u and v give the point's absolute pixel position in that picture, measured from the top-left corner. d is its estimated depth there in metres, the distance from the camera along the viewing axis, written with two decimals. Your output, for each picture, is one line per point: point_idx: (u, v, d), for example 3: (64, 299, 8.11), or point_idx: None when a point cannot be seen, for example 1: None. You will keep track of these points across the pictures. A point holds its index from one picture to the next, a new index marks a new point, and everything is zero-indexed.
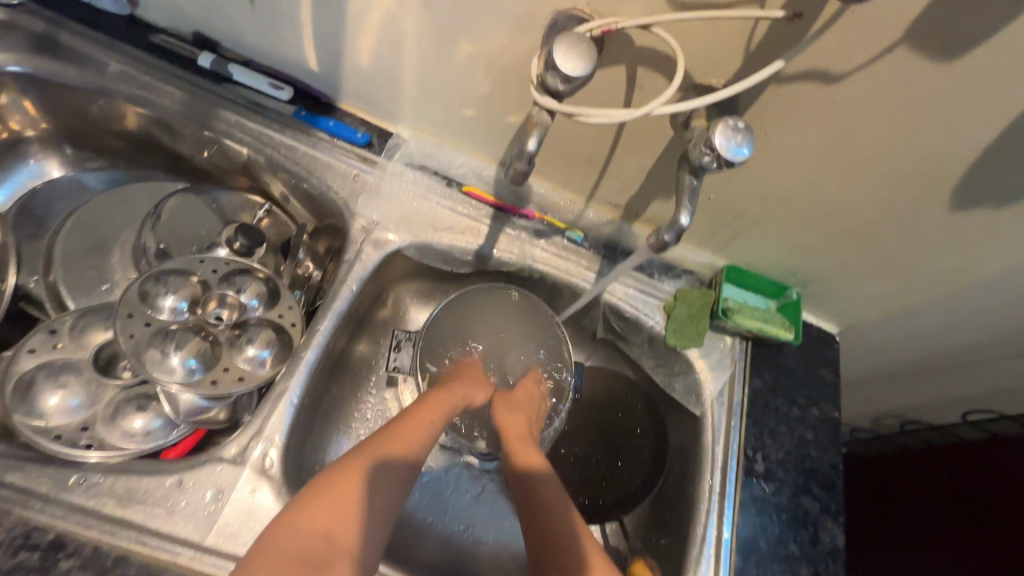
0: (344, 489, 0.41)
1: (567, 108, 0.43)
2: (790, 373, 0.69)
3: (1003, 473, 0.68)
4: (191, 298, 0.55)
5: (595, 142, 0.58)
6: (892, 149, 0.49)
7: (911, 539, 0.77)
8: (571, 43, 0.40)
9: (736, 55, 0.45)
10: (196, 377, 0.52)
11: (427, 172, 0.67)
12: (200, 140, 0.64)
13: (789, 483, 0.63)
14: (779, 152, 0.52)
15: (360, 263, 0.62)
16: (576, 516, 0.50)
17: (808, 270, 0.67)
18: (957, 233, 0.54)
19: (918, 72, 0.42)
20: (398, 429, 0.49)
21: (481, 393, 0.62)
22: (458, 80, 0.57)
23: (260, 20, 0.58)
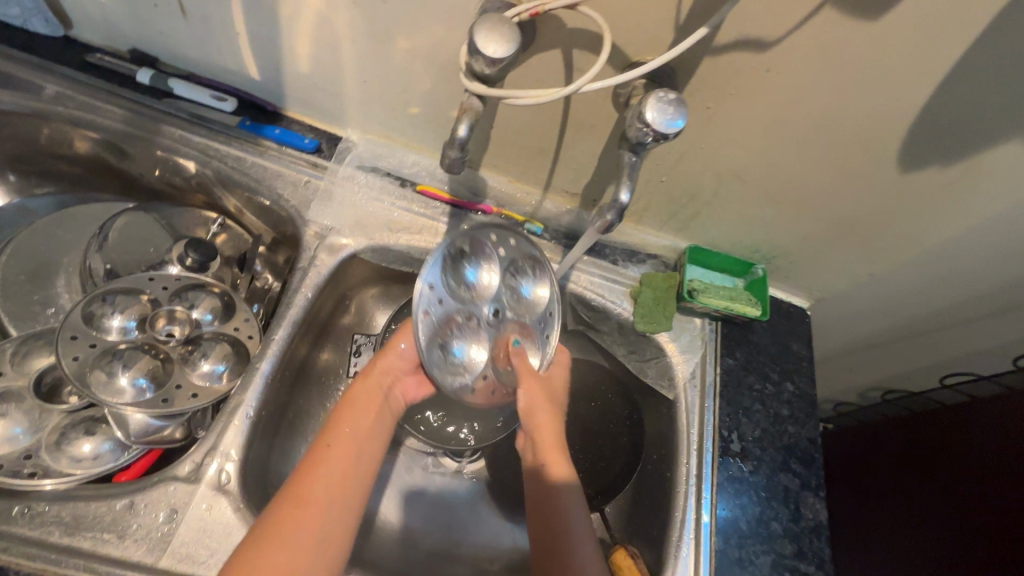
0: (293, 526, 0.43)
1: (496, 92, 0.42)
2: (762, 350, 0.69)
3: (1000, 432, 0.68)
4: (139, 317, 0.54)
5: (543, 132, 0.57)
6: (835, 113, 0.48)
7: (912, 510, 0.76)
8: (491, 25, 0.39)
9: (667, 29, 0.44)
10: (146, 396, 0.51)
11: (379, 173, 0.66)
12: (145, 158, 0.63)
13: (767, 461, 0.62)
14: (724, 126, 0.51)
15: (315, 269, 0.61)
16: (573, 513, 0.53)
17: (771, 246, 0.66)
18: (910, 194, 0.54)
19: (848, 32, 0.42)
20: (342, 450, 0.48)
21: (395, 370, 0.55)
22: (400, 76, 0.56)
23: (193, 31, 0.57)
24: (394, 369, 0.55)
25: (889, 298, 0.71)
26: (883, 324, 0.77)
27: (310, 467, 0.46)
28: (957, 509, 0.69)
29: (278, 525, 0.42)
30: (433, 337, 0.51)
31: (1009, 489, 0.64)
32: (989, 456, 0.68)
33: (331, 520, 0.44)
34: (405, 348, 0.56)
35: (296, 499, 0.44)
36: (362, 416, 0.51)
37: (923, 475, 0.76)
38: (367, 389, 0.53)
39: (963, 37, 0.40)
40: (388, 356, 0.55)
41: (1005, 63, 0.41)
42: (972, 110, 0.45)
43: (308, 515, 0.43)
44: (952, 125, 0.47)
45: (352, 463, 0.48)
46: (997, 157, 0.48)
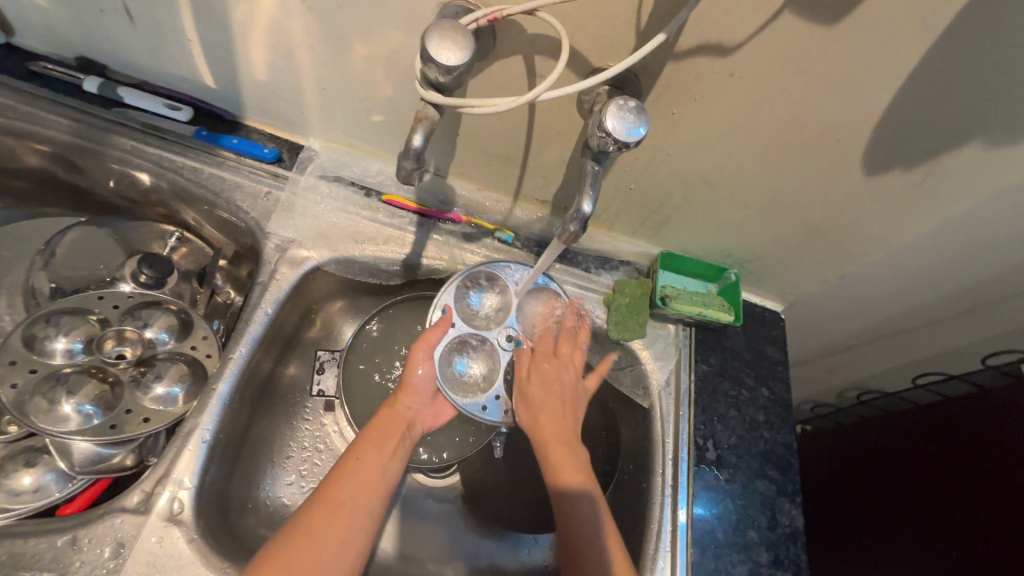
0: (321, 521, 0.45)
1: (452, 101, 0.41)
2: (737, 355, 0.68)
3: (973, 432, 0.68)
4: (87, 339, 0.52)
5: (509, 138, 0.56)
6: (799, 118, 0.48)
7: (886, 510, 0.76)
8: (444, 32, 0.38)
9: (628, 35, 0.43)
10: (94, 422, 0.48)
11: (343, 183, 0.64)
12: (95, 171, 0.60)
13: (743, 468, 0.62)
14: (690, 131, 0.51)
15: (276, 283, 0.58)
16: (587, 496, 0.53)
17: (743, 250, 0.66)
18: (877, 198, 0.54)
19: (809, 37, 0.41)
20: (370, 462, 0.50)
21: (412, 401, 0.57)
22: (360, 84, 0.54)
23: (142, 38, 0.54)
24: (415, 402, 0.57)
25: (861, 300, 0.72)
26: (856, 325, 0.77)
27: (340, 474, 0.49)
28: (931, 510, 0.70)
29: (307, 524, 0.44)
30: (445, 356, 0.58)
31: (986, 493, 0.64)
32: (964, 458, 0.68)
33: (355, 525, 0.46)
34: (422, 381, 0.57)
35: (325, 504, 0.46)
36: (386, 437, 0.53)
37: (896, 476, 0.77)
38: (391, 415, 0.55)
39: (921, 41, 0.40)
40: (410, 390, 0.56)
41: (961, 67, 0.41)
42: (931, 114, 0.45)
43: (334, 519, 0.46)
44: (913, 128, 0.47)
45: (380, 474, 0.50)
46: (960, 161, 0.49)
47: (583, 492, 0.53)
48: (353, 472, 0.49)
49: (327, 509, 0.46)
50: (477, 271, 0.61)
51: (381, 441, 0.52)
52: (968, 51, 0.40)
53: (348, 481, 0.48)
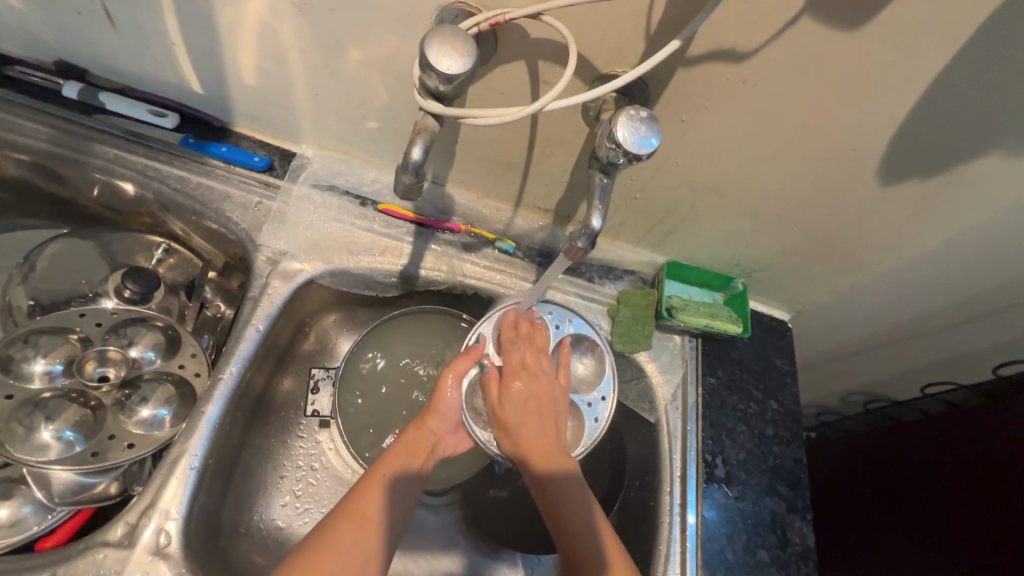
0: (343, 535, 0.44)
1: (453, 111, 0.39)
2: (745, 367, 0.66)
3: (983, 443, 0.67)
4: (67, 359, 0.50)
5: (511, 147, 0.54)
6: (814, 127, 0.46)
7: (896, 522, 0.75)
8: (445, 38, 0.36)
9: (637, 40, 0.41)
10: (76, 450, 0.47)
11: (338, 192, 0.61)
12: (78, 182, 0.57)
13: (752, 485, 0.60)
14: (699, 139, 0.49)
15: (267, 298, 0.56)
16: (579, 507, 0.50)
17: (751, 260, 0.64)
18: (892, 207, 0.53)
19: (827, 43, 0.39)
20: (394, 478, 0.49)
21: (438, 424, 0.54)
22: (354, 89, 0.52)
23: (124, 42, 0.52)
24: (442, 427, 0.54)
25: (870, 308, 0.70)
26: (864, 333, 0.76)
27: (364, 486, 0.47)
28: (941, 522, 0.69)
29: (329, 538, 0.43)
30: (473, 388, 0.55)
31: (1000, 507, 0.63)
32: (974, 470, 0.67)
33: (377, 544, 0.45)
34: (450, 406, 0.54)
35: (349, 518, 0.45)
36: (411, 453, 0.51)
37: (904, 488, 0.75)
38: (418, 436, 0.53)
39: (945, 48, 0.38)
40: (439, 414, 0.54)
41: (987, 74, 0.39)
42: (953, 123, 0.43)
43: (358, 536, 0.44)
44: (932, 137, 0.45)
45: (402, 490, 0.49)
46: (980, 170, 0.47)
47: (572, 501, 0.50)
48: (374, 483, 0.48)
49: (352, 523, 0.44)
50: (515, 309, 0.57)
51: (404, 458, 0.51)
52: (994, 60, 0.38)
53: (371, 494, 0.47)
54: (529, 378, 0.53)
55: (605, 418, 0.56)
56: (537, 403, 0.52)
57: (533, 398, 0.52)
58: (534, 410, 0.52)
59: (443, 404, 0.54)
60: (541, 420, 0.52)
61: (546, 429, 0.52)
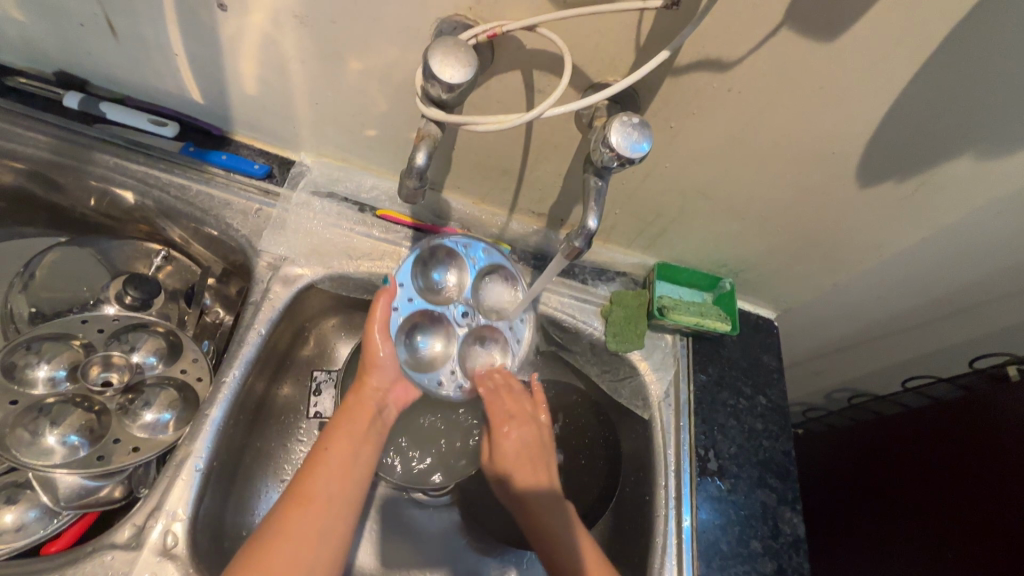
0: (295, 520, 0.44)
1: (454, 118, 0.42)
2: (734, 364, 0.68)
3: (963, 434, 0.70)
4: (71, 365, 0.51)
5: (506, 153, 0.55)
6: (795, 133, 0.48)
7: (907, 513, 0.74)
8: (446, 49, 0.38)
9: (628, 52, 0.43)
10: (81, 454, 0.48)
11: (336, 199, 0.63)
12: (81, 191, 0.58)
13: (744, 478, 0.62)
14: (687, 144, 0.51)
15: (268, 303, 0.57)
16: (576, 534, 0.55)
17: (737, 260, 0.66)
18: (869, 208, 0.55)
19: (805, 54, 0.42)
20: (337, 451, 0.49)
21: (377, 384, 0.55)
22: (355, 99, 0.53)
23: (126, 53, 0.53)
24: (384, 381, 0.55)
25: (852, 306, 0.73)
26: (847, 330, 0.78)
27: (310, 467, 0.48)
28: (961, 513, 0.67)
29: (278, 528, 0.43)
30: (401, 332, 0.56)
31: (1000, 494, 0.63)
32: (975, 459, 0.67)
33: (332, 520, 0.46)
34: (387, 359, 0.54)
35: (296, 501, 0.45)
36: (355, 420, 0.52)
37: (917, 480, 0.74)
38: (359, 399, 0.53)
39: (915, 58, 0.41)
40: (376, 369, 0.54)
41: (952, 82, 0.42)
42: (923, 128, 0.46)
43: (305, 516, 0.45)
44: (908, 139, 0.48)
45: (351, 467, 0.49)
46: (949, 171, 0.50)
47: (563, 526, 0.55)
48: (321, 462, 0.48)
49: (302, 508, 0.45)
50: (435, 246, 0.58)
51: (344, 427, 0.51)
52: (959, 70, 0.41)
53: (318, 471, 0.47)
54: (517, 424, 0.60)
55: (526, 338, 0.61)
56: (524, 449, 0.60)
57: (523, 452, 0.59)
58: (528, 456, 0.59)
59: (376, 364, 0.54)
60: (534, 463, 0.59)
61: (539, 468, 0.59)
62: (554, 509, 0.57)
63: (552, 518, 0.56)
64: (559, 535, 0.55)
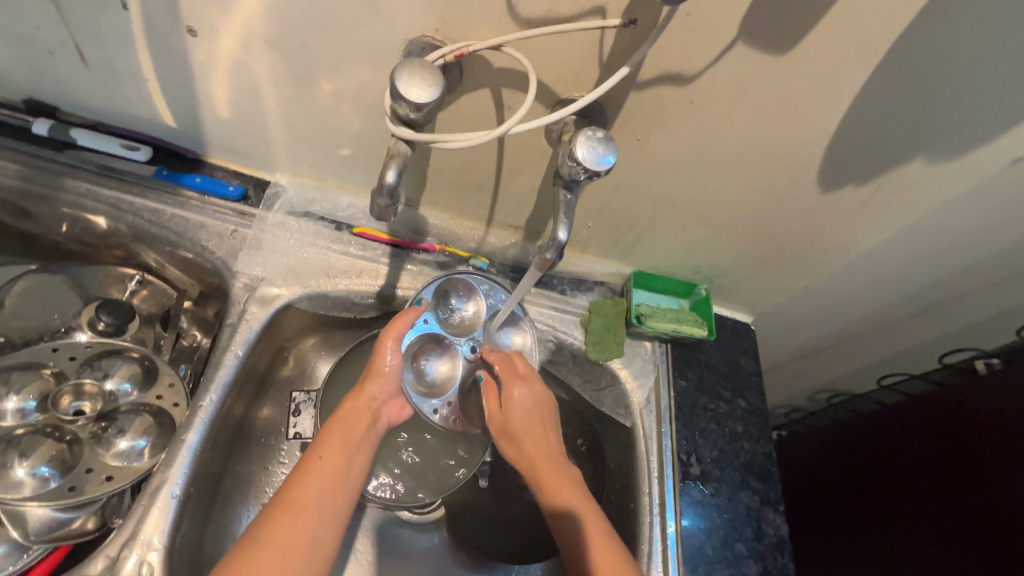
0: (281, 532, 0.43)
1: (423, 136, 0.42)
2: (713, 368, 0.69)
3: (938, 428, 0.71)
4: (41, 395, 0.50)
5: (480, 169, 0.56)
6: (756, 142, 0.50)
7: (890, 509, 0.74)
8: (413, 69, 0.39)
9: (592, 68, 0.45)
10: (51, 485, 0.46)
11: (313, 219, 0.63)
12: (52, 217, 0.57)
13: (727, 481, 0.62)
14: (655, 156, 0.52)
15: (245, 324, 0.56)
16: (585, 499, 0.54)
17: (711, 267, 0.68)
18: (833, 212, 0.57)
19: (761, 67, 0.43)
20: (330, 461, 0.48)
21: (378, 391, 0.54)
22: (328, 120, 0.54)
23: (96, 80, 0.53)
24: (385, 390, 0.55)
25: (825, 307, 0.75)
26: (823, 331, 0.80)
27: (301, 477, 0.47)
28: (940, 506, 0.68)
29: (266, 539, 0.42)
30: (409, 352, 0.58)
31: (975, 485, 0.64)
32: (948, 453, 0.69)
33: (322, 530, 0.45)
34: (391, 369, 0.55)
35: (285, 510, 0.44)
36: (352, 429, 0.51)
37: (896, 477, 0.75)
38: (357, 406, 0.53)
39: (863, 68, 0.43)
40: (379, 377, 0.54)
41: (900, 89, 0.44)
42: (876, 134, 0.48)
43: (295, 523, 0.44)
44: (862, 145, 0.50)
45: (342, 478, 0.48)
46: (903, 174, 0.52)
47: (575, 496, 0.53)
48: (311, 474, 0.47)
49: (288, 519, 0.44)
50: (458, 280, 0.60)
51: (338, 435, 0.50)
52: (905, 78, 0.44)
53: (308, 482, 0.46)
54: (530, 384, 0.57)
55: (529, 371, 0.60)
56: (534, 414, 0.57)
57: (532, 416, 0.57)
58: (537, 420, 0.57)
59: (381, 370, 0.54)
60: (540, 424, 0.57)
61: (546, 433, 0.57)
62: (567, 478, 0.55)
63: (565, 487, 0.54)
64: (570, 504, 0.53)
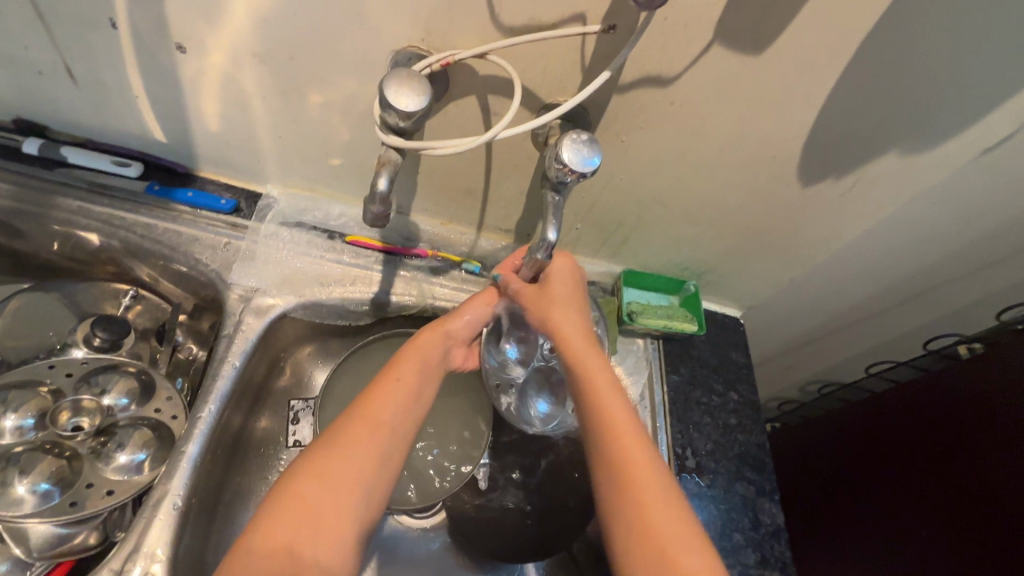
0: (353, 441, 0.43)
1: (413, 144, 0.43)
2: (704, 362, 0.71)
3: (926, 412, 0.73)
4: (39, 412, 0.50)
5: (469, 174, 0.57)
6: (736, 140, 0.52)
7: (882, 494, 0.76)
8: (400, 79, 0.40)
9: (574, 72, 0.46)
10: (53, 501, 0.47)
11: (306, 228, 0.64)
12: (45, 234, 0.58)
13: (722, 472, 0.64)
14: (640, 157, 0.54)
15: (241, 335, 0.57)
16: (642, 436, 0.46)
17: (699, 263, 0.69)
18: (814, 206, 0.59)
19: (737, 68, 0.45)
20: (405, 381, 0.49)
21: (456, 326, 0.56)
22: (318, 130, 0.55)
23: (85, 99, 0.53)
24: (460, 330, 0.56)
25: (812, 300, 0.76)
26: (811, 323, 0.82)
27: (376, 395, 0.47)
28: (930, 489, 0.69)
29: (337, 444, 0.43)
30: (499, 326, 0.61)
31: (963, 466, 0.66)
32: (935, 437, 0.70)
33: (392, 447, 0.45)
34: (472, 317, 0.57)
35: (361, 419, 0.45)
36: (427, 357, 0.52)
37: (886, 462, 0.77)
38: (434, 338, 0.53)
39: (835, 66, 0.45)
40: (458, 318, 0.56)
41: (871, 85, 0.46)
42: (851, 129, 0.50)
43: (367, 435, 0.44)
44: (838, 140, 0.51)
45: (414, 402, 0.48)
46: (877, 168, 0.54)
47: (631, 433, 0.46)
48: (384, 392, 0.47)
49: (362, 428, 0.44)
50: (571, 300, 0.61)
51: (415, 360, 0.51)
52: (876, 74, 0.45)
53: (381, 400, 0.46)
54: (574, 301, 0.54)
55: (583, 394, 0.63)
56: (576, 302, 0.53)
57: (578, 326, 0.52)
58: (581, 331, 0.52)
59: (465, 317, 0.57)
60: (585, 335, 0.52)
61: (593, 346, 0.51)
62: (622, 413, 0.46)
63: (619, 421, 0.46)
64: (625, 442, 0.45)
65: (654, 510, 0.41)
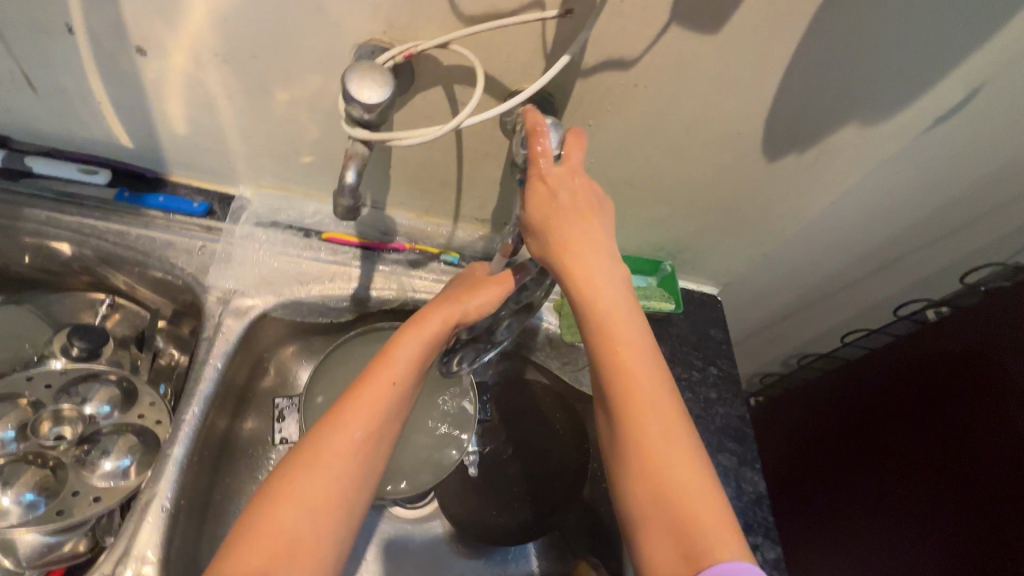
0: (319, 462, 0.42)
1: (380, 136, 0.44)
2: (684, 340, 0.72)
3: (899, 376, 0.75)
4: (20, 424, 0.51)
5: (442, 165, 0.58)
6: (700, 118, 0.53)
7: (862, 458, 0.78)
8: (363, 72, 0.40)
9: (537, 58, 0.46)
10: (39, 511, 0.47)
11: (281, 228, 0.64)
12: (14, 246, 0.57)
13: (704, 444, 0.65)
14: (608, 139, 0.55)
15: (222, 337, 0.57)
16: (663, 392, 0.42)
17: (674, 243, 0.70)
18: (781, 180, 0.60)
19: (695, 48, 0.46)
20: (379, 386, 0.46)
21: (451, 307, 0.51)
22: (287, 128, 0.55)
23: (47, 107, 0.53)
24: (456, 309, 0.51)
25: (786, 274, 0.78)
26: (788, 297, 0.84)
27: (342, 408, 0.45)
28: (906, 449, 0.72)
29: (307, 461, 0.42)
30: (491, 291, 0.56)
31: (936, 425, 0.68)
32: (910, 399, 0.73)
33: (366, 458, 0.44)
34: (472, 297, 0.52)
35: (323, 438, 0.43)
36: (408, 350, 0.48)
37: (865, 427, 0.79)
38: (418, 326, 0.49)
39: (789, 41, 0.46)
40: (453, 302, 0.51)
41: (825, 58, 0.47)
42: (809, 103, 0.52)
43: (331, 458, 0.42)
44: (799, 114, 0.53)
45: (387, 407, 0.46)
46: (839, 139, 0.56)
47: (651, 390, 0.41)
48: (353, 403, 0.45)
49: (326, 450, 0.43)
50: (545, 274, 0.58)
51: (396, 358, 0.48)
52: (829, 47, 0.47)
53: (350, 412, 0.44)
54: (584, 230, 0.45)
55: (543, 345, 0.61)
56: (600, 245, 0.44)
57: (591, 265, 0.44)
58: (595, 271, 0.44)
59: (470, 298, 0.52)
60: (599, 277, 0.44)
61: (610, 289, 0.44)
62: (640, 369, 0.42)
63: (636, 381, 0.41)
64: (643, 403, 0.41)
65: (667, 480, 0.39)
